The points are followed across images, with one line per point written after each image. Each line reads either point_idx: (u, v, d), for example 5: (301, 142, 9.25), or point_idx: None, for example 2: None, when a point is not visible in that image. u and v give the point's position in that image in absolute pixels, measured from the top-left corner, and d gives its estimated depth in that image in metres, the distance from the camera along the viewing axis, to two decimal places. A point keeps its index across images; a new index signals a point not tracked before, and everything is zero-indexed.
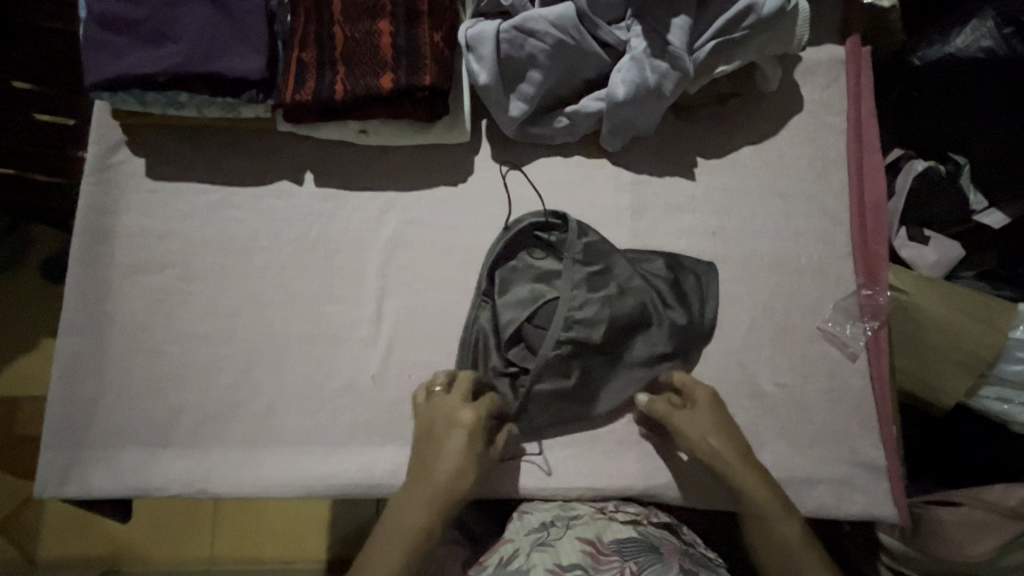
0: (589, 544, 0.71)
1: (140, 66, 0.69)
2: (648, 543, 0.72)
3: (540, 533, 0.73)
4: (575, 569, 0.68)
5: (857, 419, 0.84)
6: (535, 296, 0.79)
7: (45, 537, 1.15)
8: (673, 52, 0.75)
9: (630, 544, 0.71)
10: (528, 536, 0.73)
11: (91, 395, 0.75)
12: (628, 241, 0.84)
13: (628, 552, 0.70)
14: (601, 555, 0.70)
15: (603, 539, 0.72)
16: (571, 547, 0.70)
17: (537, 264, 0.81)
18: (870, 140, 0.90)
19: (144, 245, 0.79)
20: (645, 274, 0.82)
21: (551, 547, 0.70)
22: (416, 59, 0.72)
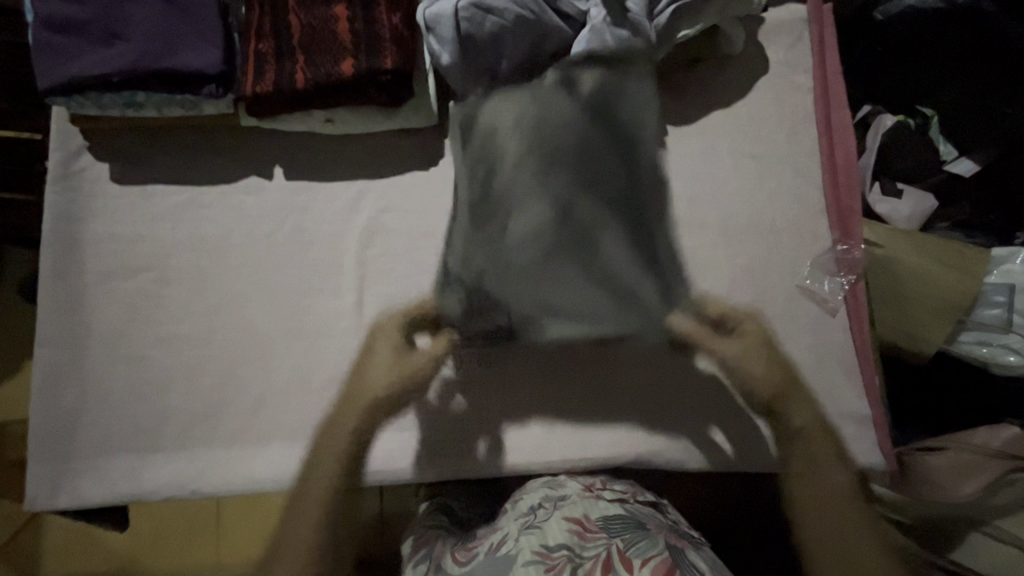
0: (575, 523, 0.70)
1: (93, 68, 0.68)
2: (634, 521, 0.70)
3: (528, 517, 0.72)
4: (562, 548, 0.65)
5: (840, 372, 0.85)
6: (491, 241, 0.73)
7: (48, 560, 1.14)
8: (633, 19, 0.75)
9: (617, 522, 0.70)
10: (517, 521, 0.73)
11: (75, 404, 0.74)
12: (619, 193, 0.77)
13: (615, 529, 0.69)
14: (587, 532, 0.68)
15: (590, 517, 0.70)
16: (557, 527, 0.69)
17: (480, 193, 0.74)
18: (837, 97, 0.91)
19: (117, 251, 0.78)
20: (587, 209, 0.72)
21: (539, 529, 0.69)
22: (377, 42, 0.71)
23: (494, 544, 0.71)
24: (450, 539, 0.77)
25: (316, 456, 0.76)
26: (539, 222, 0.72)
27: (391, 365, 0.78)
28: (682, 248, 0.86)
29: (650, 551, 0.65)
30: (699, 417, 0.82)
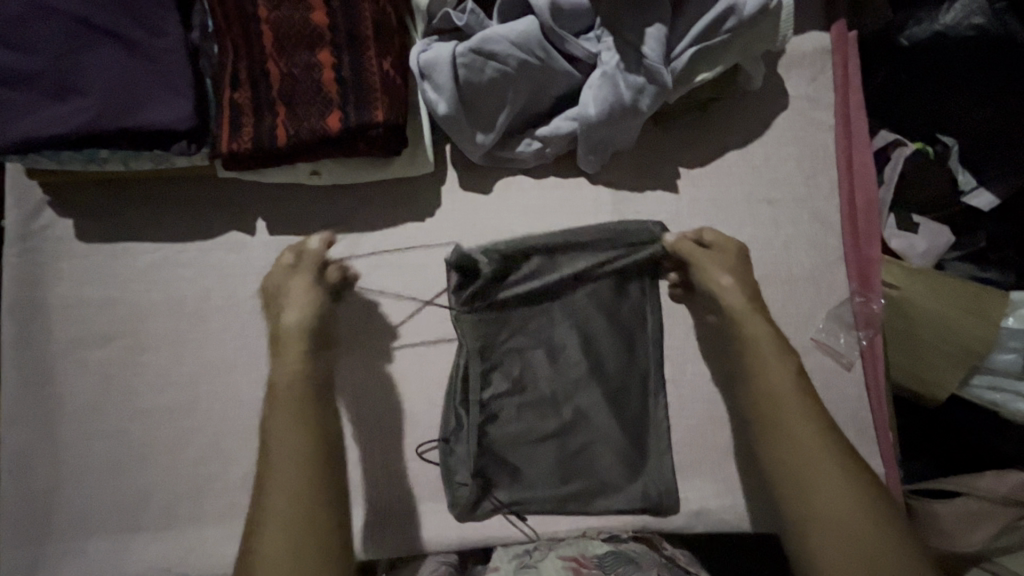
0: (571, 560, 0.70)
1: (46, 127, 0.60)
2: (627, 557, 0.70)
3: (523, 558, 0.71)
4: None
5: (855, 429, 0.82)
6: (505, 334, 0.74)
7: None
8: (649, 66, 0.68)
9: (611, 559, 0.70)
10: (511, 561, 0.71)
11: (49, 484, 0.69)
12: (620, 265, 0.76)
13: (611, 564, 0.69)
14: (584, 567, 0.69)
15: (587, 554, 0.71)
16: (554, 566, 0.69)
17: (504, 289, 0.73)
18: (860, 135, 0.85)
19: (86, 316, 0.71)
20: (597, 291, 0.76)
21: (535, 568, 0.69)
22: (367, 94, 0.64)
23: None
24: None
25: None
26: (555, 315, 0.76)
27: (306, 302, 0.67)
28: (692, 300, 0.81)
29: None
30: (711, 481, 0.77)
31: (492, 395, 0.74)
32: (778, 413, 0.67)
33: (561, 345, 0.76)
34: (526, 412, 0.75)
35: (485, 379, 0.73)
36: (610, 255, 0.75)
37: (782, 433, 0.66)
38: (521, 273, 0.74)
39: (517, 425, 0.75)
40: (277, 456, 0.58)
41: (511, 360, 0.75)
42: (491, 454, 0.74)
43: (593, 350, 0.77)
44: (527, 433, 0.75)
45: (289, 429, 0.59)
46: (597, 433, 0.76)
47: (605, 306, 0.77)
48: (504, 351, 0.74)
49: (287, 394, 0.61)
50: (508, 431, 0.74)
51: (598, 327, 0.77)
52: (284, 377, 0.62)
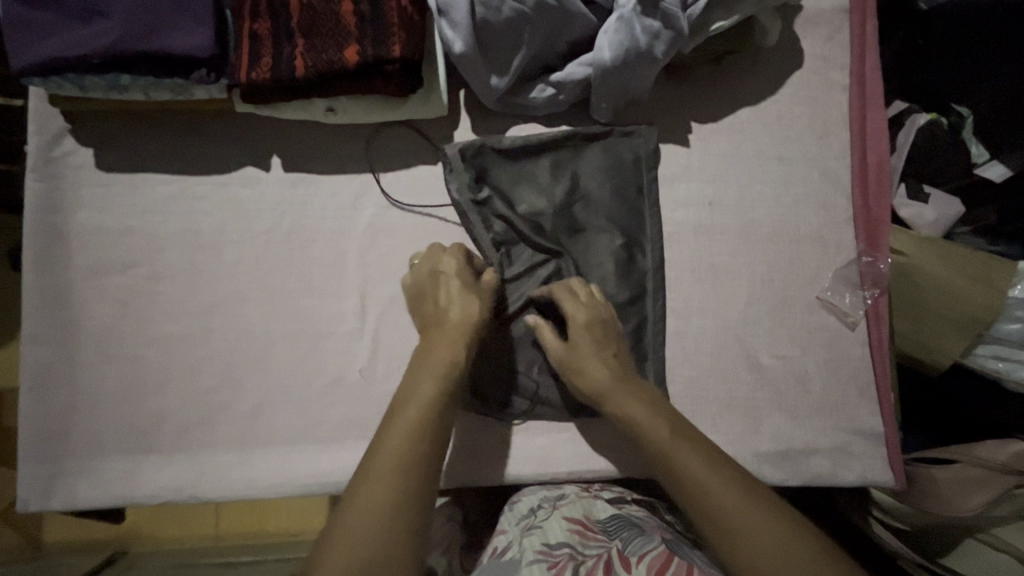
0: (576, 522, 0.69)
1: (72, 48, 0.62)
2: (630, 521, 0.71)
3: (528, 519, 0.71)
4: (564, 547, 0.65)
5: (855, 387, 0.83)
6: (521, 217, 0.77)
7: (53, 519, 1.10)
8: (666, 9, 0.68)
9: (614, 523, 0.70)
10: (518, 524, 0.71)
11: (65, 404, 0.71)
12: (631, 170, 0.79)
13: (613, 530, 0.69)
14: (588, 531, 0.68)
15: (591, 517, 0.71)
16: (559, 527, 0.68)
17: (517, 175, 0.77)
18: (875, 96, 0.85)
19: (105, 243, 0.73)
20: (613, 185, 0.79)
21: (540, 528, 0.69)
22: (384, 28, 0.65)
23: (496, 548, 0.69)
24: (461, 538, 0.79)
25: (317, 462, 0.73)
26: (567, 205, 0.78)
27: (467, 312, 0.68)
28: (698, 255, 0.82)
29: (646, 547, 0.66)
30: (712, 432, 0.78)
31: (500, 288, 0.76)
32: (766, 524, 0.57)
33: (564, 245, 0.78)
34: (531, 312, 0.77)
35: (496, 274, 0.76)
36: (623, 156, 0.79)
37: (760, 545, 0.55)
38: (534, 162, 0.78)
39: (517, 324, 0.77)
40: (387, 444, 0.56)
41: (517, 257, 0.77)
42: (501, 350, 0.77)
43: (594, 250, 0.78)
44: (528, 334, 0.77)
45: (410, 423, 0.58)
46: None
47: (608, 208, 0.79)
48: (514, 247, 0.77)
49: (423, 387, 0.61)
50: (514, 314, 0.77)
51: (602, 227, 0.78)
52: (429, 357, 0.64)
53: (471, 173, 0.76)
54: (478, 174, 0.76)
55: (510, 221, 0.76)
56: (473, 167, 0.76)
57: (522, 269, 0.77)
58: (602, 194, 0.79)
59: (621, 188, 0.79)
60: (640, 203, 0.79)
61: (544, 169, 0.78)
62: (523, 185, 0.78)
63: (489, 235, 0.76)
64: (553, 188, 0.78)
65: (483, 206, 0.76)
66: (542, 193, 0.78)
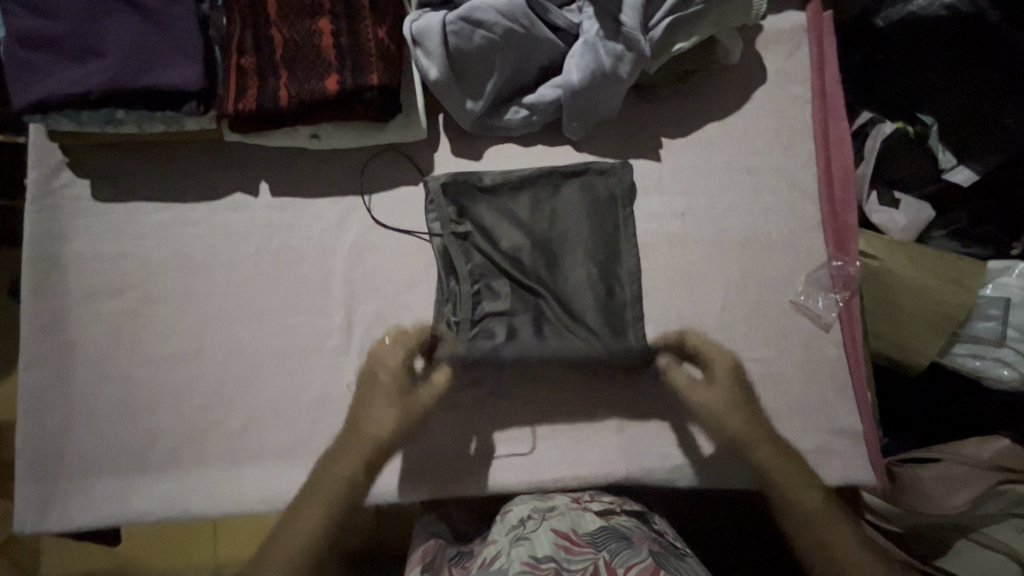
0: (563, 536, 0.69)
1: (68, 86, 0.66)
2: (619, 533, 0.70)
3: (517, 530, 0.72)
4: (550, 561, 0.65)
5: (833, 388, 0.85)
6: (500, 250, 0.79)
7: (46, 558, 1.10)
8: (627, 33, 0.72)
9: (602, 534, 0.70)
10: (508, 535, 0.72)
11: (61, 426, 0.74)
12: (608, 201, 0.82)
13: (601, 542, 0.68)
14: (575, 546, 0.68)
15: (578, 530, 0.70)
16: (546, 539, 0.68)
17: (498, 210, 0.80)
18: (835, 109, 0.89)
19: (99, 269, 0.76)
20: (590, 216, 0.81)
21: (528, 540, 0.69)
22: (362, 59, 0.69)
23: (484, 559, 0.70)
24: (448, 548, 0.77)
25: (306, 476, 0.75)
26: (546, 237, 0.81)
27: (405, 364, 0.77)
28: (673, 264, 0.85)
29: (632, 560, 0.65)
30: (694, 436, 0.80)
31: (484, 320, 0.78)
32: (793, 504, 0.79)
33: (546, 278, 0.80)
34: (512, 342, 0.78)
35: (477, 305, 0.78)
36: (598, 187, 0.82)
37: (791, 503, 0.79)
38: (514, 195, 0.81)
39: (497, 354, 0.78)
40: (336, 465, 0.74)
41: (499, 291, 0.79)
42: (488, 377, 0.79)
43: (575, 281, 0.80)
44: (510, 366, 0.78)
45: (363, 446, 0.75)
46: (581, 380, 0.80)
47: (586, 242, 0.81)
48: (494, 278, 0.79)
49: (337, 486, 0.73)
50: (498, 345, 0.78)
51: (582, 259, 0.80)
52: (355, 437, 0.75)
53: (451, 208, 0.79)
54: (458, 210, 0.79)
55: (489, 254, 0.79)
56: (453, 203, 0.79)
57: (502, 301, 0.79)
58: (578, 222, 0.81)
59: (597, 220, 0.82)
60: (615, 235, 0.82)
61: (523, 207, 0.81)
62: (502, 217, 0.80)
63: (470, 267, 0.79)
64: (531, 221, 0.81)
65: (464, 239, 0.79)
66: (521, 226, 0.80)
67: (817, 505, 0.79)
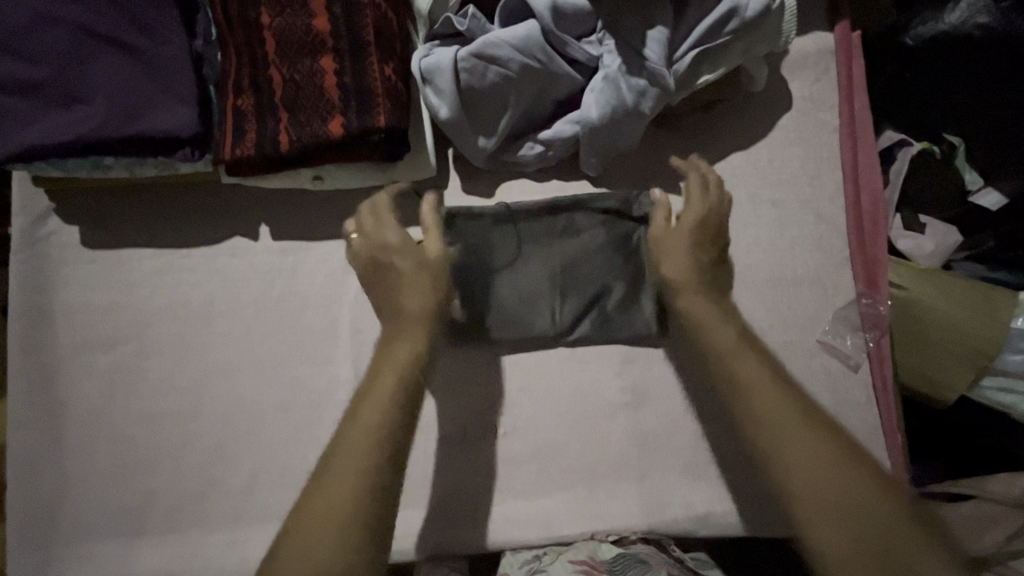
0: (582, 564, 0.70)
1: (52, 135, 0.61)
2: (637, 557, 0.70)
3: (532, 564, 0.72)
4: None
5: (862, 432, 0.81)
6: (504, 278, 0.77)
7: None
8: (651, 68, 0.68)
9: (620, 561, 0.70)
10: (521, 568, 0.72)
11: (54, 488, 0.70)
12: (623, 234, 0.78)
13: (620, 567, 0.69)
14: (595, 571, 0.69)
15: (597, 558, 0.71)
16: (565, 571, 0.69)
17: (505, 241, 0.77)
18: (865, 136, 0.85)
19: (92, 321, 0.72)
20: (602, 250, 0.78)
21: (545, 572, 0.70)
22: (368, 99, 0.64)
23: None
24: None
25: None
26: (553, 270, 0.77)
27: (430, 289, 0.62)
28: None
29: None
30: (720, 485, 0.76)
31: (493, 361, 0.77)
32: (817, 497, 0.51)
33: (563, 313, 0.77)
34: (529, 375, 0.77)
35: (480, 330, 0.76)
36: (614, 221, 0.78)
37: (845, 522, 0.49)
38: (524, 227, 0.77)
39: (514, 390, 0.77)
40: (349, 431, 0.52)
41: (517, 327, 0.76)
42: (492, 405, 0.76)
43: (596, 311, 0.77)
44: (529, 399, 0.76)
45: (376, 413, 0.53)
46: (600, 428, 0.76)
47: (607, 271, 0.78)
48: (498, 305, 0.76)
49: (355, 494, 0.49)
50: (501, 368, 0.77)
51: (602, 286, 0.77)
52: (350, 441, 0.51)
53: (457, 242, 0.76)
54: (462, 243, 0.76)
55: (504, 288, 0.76)
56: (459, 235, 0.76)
57: (506, 329, 0.76)
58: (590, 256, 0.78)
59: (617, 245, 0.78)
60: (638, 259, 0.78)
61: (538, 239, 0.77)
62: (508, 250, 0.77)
63: (472, 293, 0.76)
64: (540, 254, 0.77)
65: (468, 268, 0.76)
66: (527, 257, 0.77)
67: (814, 447, 0.52)
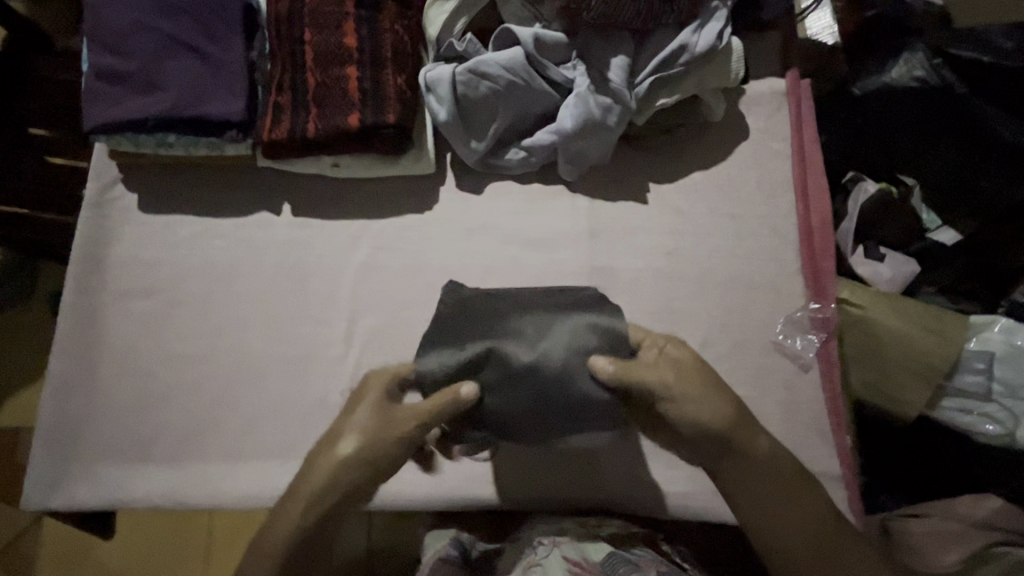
0: (575, 560, 0.70)
1: (131, 113, 0.77)
2: (626, 557, 0.70)
3: (529, 555, 0.73)
4: None
5: (813, 430, 0.86)
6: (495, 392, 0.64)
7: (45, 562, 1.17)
8: (614, 88, 0.82)
9: (610, 560, 0.70)
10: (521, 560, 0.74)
11: (78, 413, 0.80)
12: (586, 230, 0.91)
13: (611, 564, 0.69)
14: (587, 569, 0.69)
15: (589, 558, 0.71)
16: (557, 565, 0.70)
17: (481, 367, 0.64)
18: (814, 164, 0.96)
19: (135, 272, 0.85)
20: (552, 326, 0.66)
21: (541, 565, 0.70)
22: (381, 101, 0.80)
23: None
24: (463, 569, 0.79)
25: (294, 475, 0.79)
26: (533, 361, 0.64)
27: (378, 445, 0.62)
28: (659, 300, 0.90)
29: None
30: (672, 467, 0.82)
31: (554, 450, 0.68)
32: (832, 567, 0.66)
33: (533, 372, 0.63)
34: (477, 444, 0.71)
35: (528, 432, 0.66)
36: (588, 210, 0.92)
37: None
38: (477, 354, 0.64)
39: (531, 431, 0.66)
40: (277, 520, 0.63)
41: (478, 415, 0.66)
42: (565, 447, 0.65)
43: (569, 380, 0.64)
44: (555, 431, 0.66)
45: (292, 516, 0.62)
46: None
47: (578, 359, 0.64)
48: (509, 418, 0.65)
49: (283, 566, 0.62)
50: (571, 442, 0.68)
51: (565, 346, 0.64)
52: (278, 527, 0.62)
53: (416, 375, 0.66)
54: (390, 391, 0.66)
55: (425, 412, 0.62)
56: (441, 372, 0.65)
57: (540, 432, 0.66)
58: (549, 337, 0.65)
59: (593, 235, 0.91)
60: (620, 330, 0.66)
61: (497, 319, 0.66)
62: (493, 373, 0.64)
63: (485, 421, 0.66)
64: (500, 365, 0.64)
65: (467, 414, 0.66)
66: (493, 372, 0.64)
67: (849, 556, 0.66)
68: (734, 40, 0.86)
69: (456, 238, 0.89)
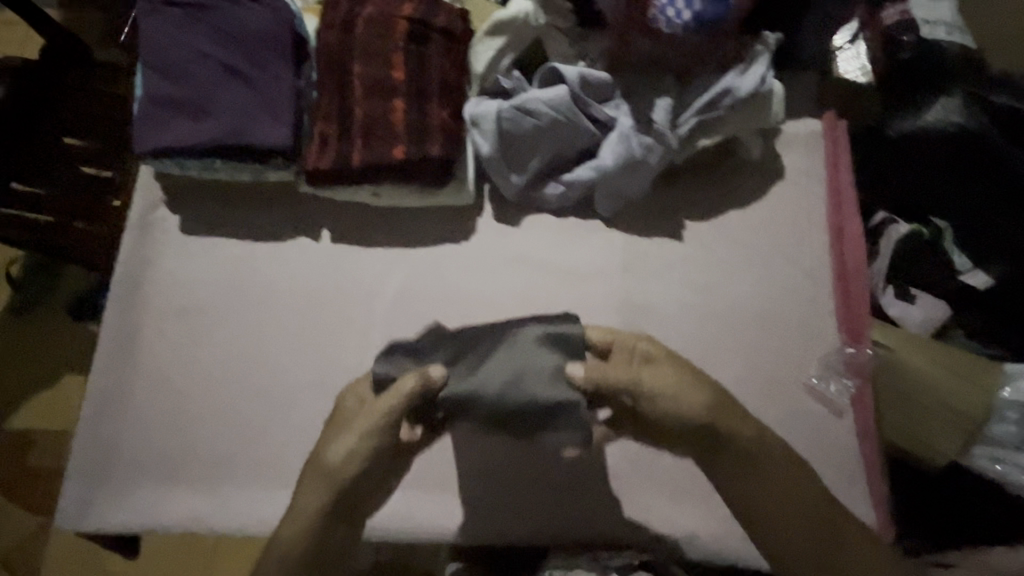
0: None
1: (182, 139, 0.79)
2: None
3: None
4: None
5: (843, 474, 0.85)
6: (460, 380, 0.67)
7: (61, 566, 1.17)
8: (657, 129, 0.83)
9: None
10: None
11: (115, 432, 0.81)
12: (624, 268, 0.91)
13: None
14: None
15: None
16: None
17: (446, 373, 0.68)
18: (849, 206, 0.96)
19: (174, 293, 0.86)
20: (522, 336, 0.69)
21: None
22: (426, 134, 0.81)
23: None
24: None
25: None
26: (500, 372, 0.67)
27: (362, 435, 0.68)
28: (690, 337, 0.90)
29: None
30: (701, 507, 0.81)
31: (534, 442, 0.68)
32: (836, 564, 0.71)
33: (495, 368, 0.67)
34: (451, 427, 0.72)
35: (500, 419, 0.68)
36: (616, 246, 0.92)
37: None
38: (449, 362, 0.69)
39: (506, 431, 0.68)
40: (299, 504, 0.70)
41: (458, 408, 0.67)
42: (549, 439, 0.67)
43: (531, 375, 0.66)
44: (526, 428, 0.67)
45: (309, 504, 0.69)
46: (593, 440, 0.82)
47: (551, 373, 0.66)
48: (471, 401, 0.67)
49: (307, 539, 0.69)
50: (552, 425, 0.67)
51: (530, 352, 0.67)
52: (295, 515, 0.70)
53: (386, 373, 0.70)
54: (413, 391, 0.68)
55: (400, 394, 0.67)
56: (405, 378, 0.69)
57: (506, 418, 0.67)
58: (513, 348, 0.67)
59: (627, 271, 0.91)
60: (579, 336, 0.68)
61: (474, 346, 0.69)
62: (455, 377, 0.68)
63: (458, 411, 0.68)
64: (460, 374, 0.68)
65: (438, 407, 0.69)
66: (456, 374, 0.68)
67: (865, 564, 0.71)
68: (776, 84, 0.87)
69: (493, 270, 0.89)
